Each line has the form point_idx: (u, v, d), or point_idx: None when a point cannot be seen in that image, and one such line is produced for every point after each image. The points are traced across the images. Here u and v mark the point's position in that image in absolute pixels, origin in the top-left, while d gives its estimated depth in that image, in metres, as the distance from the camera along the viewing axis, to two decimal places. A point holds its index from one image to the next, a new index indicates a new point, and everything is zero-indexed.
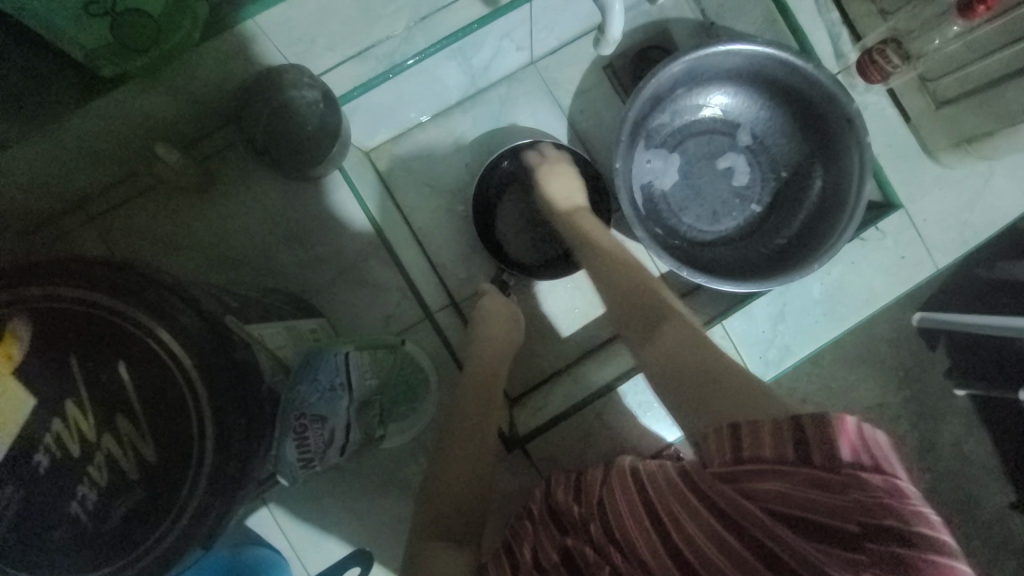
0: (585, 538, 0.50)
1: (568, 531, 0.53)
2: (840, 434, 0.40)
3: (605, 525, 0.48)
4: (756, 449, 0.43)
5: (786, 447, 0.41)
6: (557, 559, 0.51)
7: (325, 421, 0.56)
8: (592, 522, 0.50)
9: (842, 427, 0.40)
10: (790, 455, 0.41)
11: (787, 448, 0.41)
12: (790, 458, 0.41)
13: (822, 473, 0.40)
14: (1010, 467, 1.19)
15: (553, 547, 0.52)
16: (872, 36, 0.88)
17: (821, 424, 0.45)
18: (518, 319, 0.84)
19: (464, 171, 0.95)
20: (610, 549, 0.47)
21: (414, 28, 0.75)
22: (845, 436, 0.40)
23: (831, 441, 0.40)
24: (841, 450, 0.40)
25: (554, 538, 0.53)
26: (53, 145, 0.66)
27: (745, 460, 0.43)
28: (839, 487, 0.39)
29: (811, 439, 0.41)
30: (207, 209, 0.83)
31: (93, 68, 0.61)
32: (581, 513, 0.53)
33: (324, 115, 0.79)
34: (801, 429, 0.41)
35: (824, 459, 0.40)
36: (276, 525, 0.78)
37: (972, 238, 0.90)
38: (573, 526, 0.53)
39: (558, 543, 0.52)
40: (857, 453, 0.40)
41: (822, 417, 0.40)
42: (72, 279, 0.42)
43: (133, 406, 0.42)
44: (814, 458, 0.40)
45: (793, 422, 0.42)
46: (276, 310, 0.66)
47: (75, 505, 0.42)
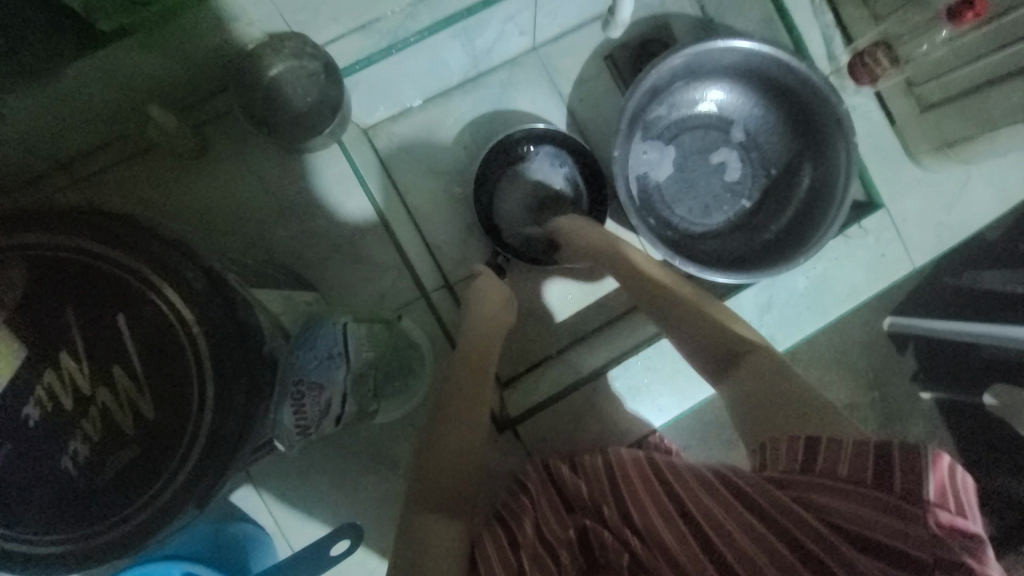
0: (591, 511, 0.56)
1: (575, 510, 0.58)
2: (933, 473, 0.44)
3: (622, 513, 0.53)
4: (830, 466, 0.48)
5: (865, 474, 0.46)
6: (571, 536, 0.55)
7: (321, 389, 0.55)
8: (603, 503, 0.55)
9: (936, 464, 0.45)
10: (868, 480, 0.46)
11: (866, 474, 0.46)
12: (870, 483, 0.46)
13: (900, 499, 0.45)
14: (969, 467, 1.25)
15: (562, 526, 0.56)
16: (862, 40, 0.92)
17: (899, 454, 0.45)
18: (511, 300, 0.84)
19: (463, 152, 0.94)
20: (628, 533, 0.52)
21: (420, 5, 0.75)
22: (936, 473, 0.44)
23: (921, 474, 0.44)
24: (929, 485, 0.44)
25: (561, 515, 0.57)
26: (42, 99, 0.64)
27: (817, 473, 0.48)
28: (918, 519, 0.44)
29: (894, 470, 0.45)
30: (199, 177, 0.81)
31: (92, 20, 0.60)
32: (586, 492, 0.57)
33: (326, 87, 0.77)
34: (886, 456, 0.46)
35: (905, 489, 0.45)
36: (261, 500, 0.77)
37: (948, 239, 0.94)
38: (581, 504, 0.57)
39: (572, 522, 0.56)
40: (944, 489, 0.44)
41: (916, 452, 0.45)
42: (70, 228, 0.41)
43: (131, 360, 0.41)
44: (895, 487, 0.45)
45: (877, 448, 0.46)
46: (273, 279, 0.65)
47: (66, 460, 0.41)
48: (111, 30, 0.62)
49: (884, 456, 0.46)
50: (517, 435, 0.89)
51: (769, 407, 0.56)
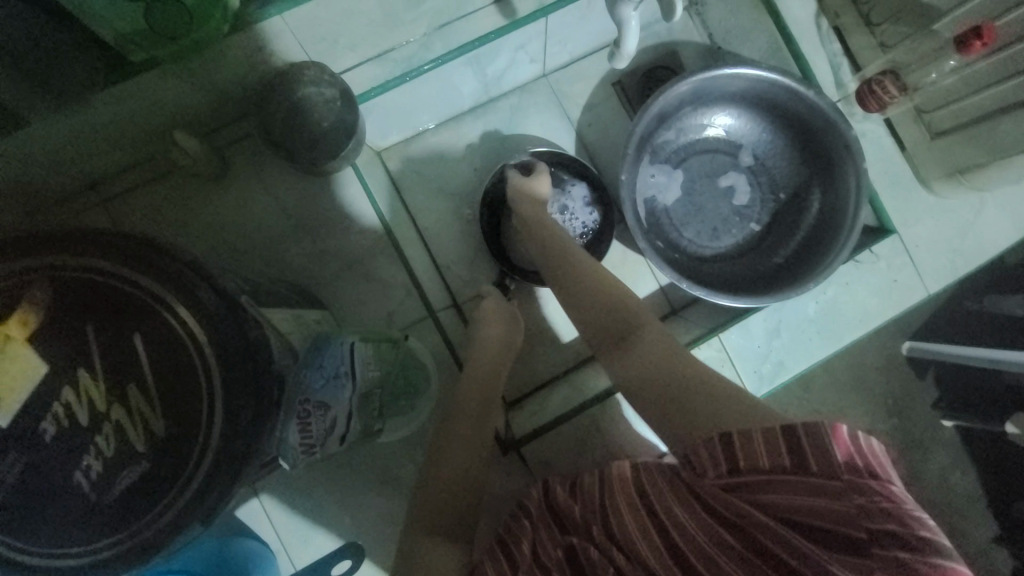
0: (585, 532, 0.55)
1: (568, 531, 0.57)
2: (833, 442, 0.45)
3: (607, 528, 0.53)
4: (754, 460, 0.48)
5: (784, 457, 0.47)
6: (560, 557, 0.54)
7: (327, 409, 0.56)
8: (593, 523, 0.54)
9: (835, 435, 0.46)
10: (792, 464, 0.47)
11: (784, 457, 0.47)
12: (790, 465, 0.47)
13: (821, 477, 0.45)
14: (994, 500, 1.20)
15: (555, 545, 0.55)
16: (869, 69, 0.93)
17: (804, 431, 0.47)
18: (516, 319, 0.83)
19: (472, 175, 0.97)
20: (612, 550, 0.51)
21: (432, 35, 0.77)
22: (837, 442, 0.45)
23: (826, 446, 0.45)
24: (835, 455, 0.45)
25: (555, 536, 0.56)
26: (74, 124, 0.68)
27: (745, 470, 0.48)
28: (840, 491, 0.45)
29: (807, 450, 0.46)
30: (218, 198, 0.84)
31: (124, 51, 0.63)
32: (580, 511, 0.56)
33: (341, 113, 0.79)
34: (795, 436, 0.47)
35: (821, 465, 0.46)
36: (266, 516, 0.77)
37: (963, 266, 0.93)
38: (574, 525, 0.56)
39: (560, 541, 0.55)
40: (852, 460, 0.45)
41: (814, 426, 0.46)
42: (95, 250, 0.43)
43: (145, 378, 0.43)
44: (812, 464, 0.46)
45: (787, 431, 0.47)
46: (284, 298, 0.67)
47: (79, 475, 0.42)
48: (141, 61, 0.64)
49: (792, 438, 0.47)
50: (523, 456, 0.88)
51: (710, 412, 0.55)
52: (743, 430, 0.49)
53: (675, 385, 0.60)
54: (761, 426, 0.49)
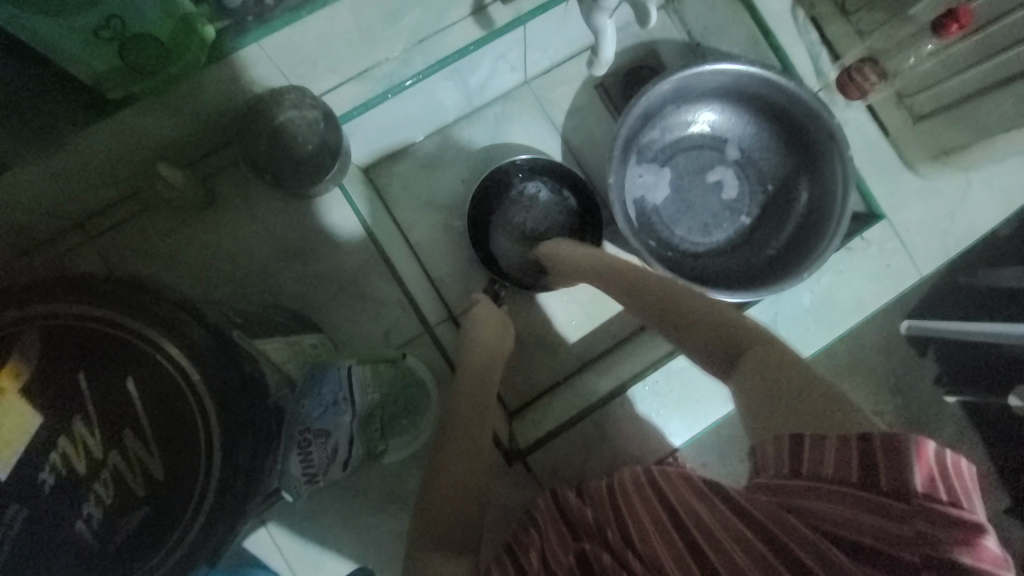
0: (598, 540, 0.53)
1: (580, 537, 0.56)
2: (917, 461, 0.42)
3: (622, 533, 0.52)
4: (818, 467, 0.46)
5: (852, 472, 0.44)
6: (571, 562, 0.53)
7: (328, 435, 0.56)
8: (606, 527, 0.54)
9: (919, 453, 0.42)
10: (855, 478, 0.44)
11: (852, 472, 0.44)
12: (857, 481, 0.44)
13: (888, 497, 0.43)
14: (1002, 472, 1.21)
15: (565, 553, 0.54)
16: (849, 56, 0.93)
17: (882, 445, 0.43)
18: (508, 327, 0.83)
19: (460, 186, 0.96)
20: (625, 551, 0.50)
21: (412, 50, 0.77)
22: (920, 462, 0.42)
23: (905, 464, 0.42)
24: (914, 476, 0.42)
25: (566, 543, 0.55)
26: (56, 165, 0.67)
27: (805, 476, 0.46)
28: (904, 515, 0.42)
29: (880, 464, 0.43)
30: (207, 227, 0.84)
31: (101, 90, 0.63)
32: (591, 517, 0.56)
33: (324, 134, 0.80)
34: (870, 453, 0.44)
35: (892, 485, 0.43)
36: (275, 544, 0.77)
37: (954, 246, 0.93)
38: (587, 531, 0.55)
39: (571, 549, 0.54)
40: (931, 481, 0.42)
41: (895, 441, 0.43)
42: (81, 296, 0.42)
43: (141, 421, 0.43)
44: (882, 483, 0.43)
45: (861, 441, 0.44)
46: (278, 325, 0.67)
47: (80, 524, 0.42)
48: (119, 98, 0.64)
49: (868, 450, 0.44)
50: (527, 465, 0.88)
51: (806, 409, 0.50)
52: (807, 434, 0.47)
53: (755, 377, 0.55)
54: (845, 431, 0.46)
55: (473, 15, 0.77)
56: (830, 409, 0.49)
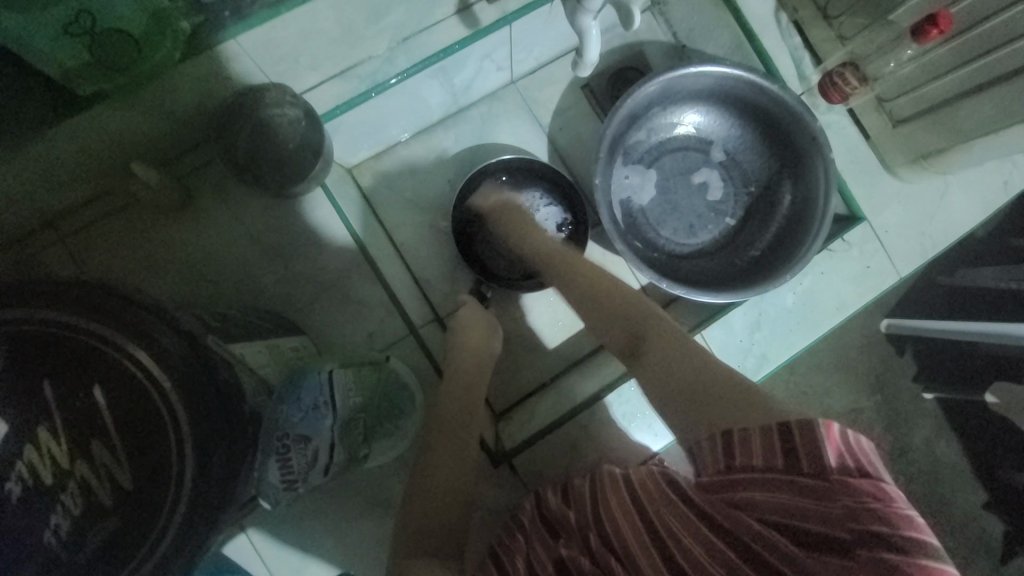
0: (579, 544, 0.54)
1: (560, 537, 0.57)
2: (824, 438, 0.48)
3: (602, 537, 0.53)
4: (748, 459, 0.51)
5: (776, 458, 0.50)
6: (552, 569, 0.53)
7: (308, 441, 0.55)
8: (588, 531, 0.55)
9: (828, 432, 0.48)
10: (778, 462, 0.49)
11: (777, 457, 0.50)
12: (782, 465, 0.49)
13: (811, 476, 0.48)
14: (978, 466, 1.24)
15: (547, 558, 0.55)
16: (830, 61, 0.94)
17: (797, 430, 0.49)
18: (495, 330, 0.83)
19: (446, 186, 0.96)
20: (608, 560, 0.51)
21: (395, 49, 0.76)
22: (828, 440, 0.48)
23: (818, 446, 0.48)
24: (827, 454, 0.48)
25: (548, 546, 0.56)
26: (24, 164, 0.65)
27: (736, 468, 0.51)
28: (827, 492, 0.47)
29: (800, 447, 0.49)
30: (185, 227, 0.82)
31: (69, 86, 0.60)
32: (573, 518, 0.57)
33: (306, 133, 0.77)
34: (790, 436, 0.49)
35: (811, 466, 0.48)
36: (256, 550, 0.75)
37: (933, 248, 0.95)
38: (567, 534, 0.57)
39: (552, 554, 0.55)
40: (841, 456, 0.48)
41: (808, 423, 0.49)
42: (43, 299, 0.41)
43: (110, 430, 0.41)
44: (805, 465, 0.48)
45: (783, 429, 0.50)
46: (256, 328, 0.65)
47: (47, 536, 0.40)
48: (89, 94, 0.62)
49: (787, 436, 0.50)
50: (513, 468, 0.87)
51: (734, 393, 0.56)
52: (743, 428, 0.53)
53: (685, 378, 0.62)
54: (773, 422, 0.52)
55: (458, 13, 0.76)
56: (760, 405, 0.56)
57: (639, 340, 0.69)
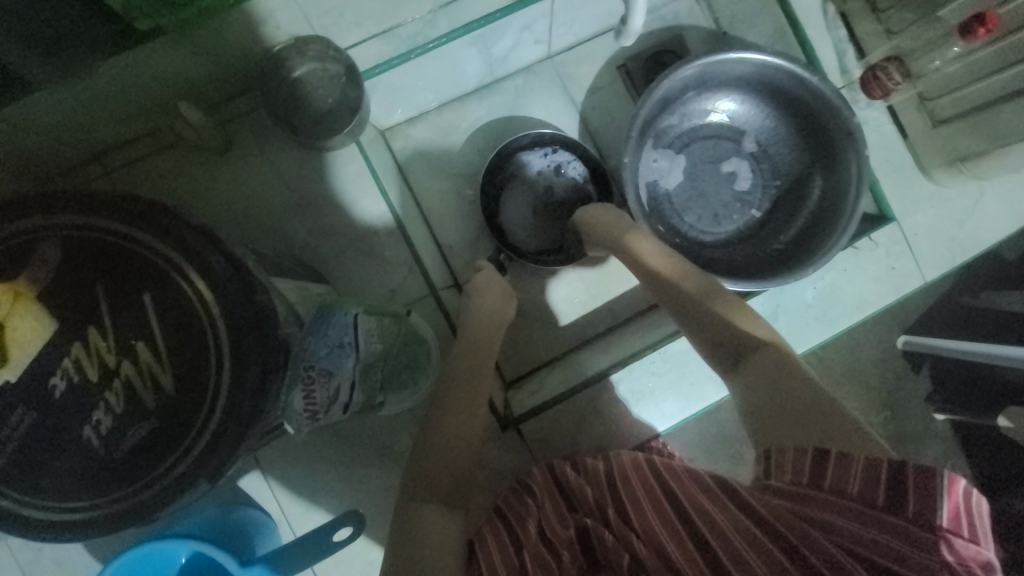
0: (596, 516, 0.59)
1: (577, 510, 0.61)
2: (950, 496, 0.47)
3: (622, 513, 0.57)
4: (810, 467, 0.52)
5: (878, 494, 0.49)
6: (571, 536, 0.58)
7: (331, 377, 0.57)
8: (606, 507, 0.59)
9: (953, 490, 0.47)
10: (880, 501, 0.49)
11: (879, 494, 0.49)
12: (881, 504, 0.49)
13: (914, 525, 0.47)
14: (983, 492, 1.23)
15: (566, 526, 0.59)
16: (874, 54, 0.93)
17: (916, 477, 0.48)
18: (513, 297, 0.85)
19: (476, 155, 0.97)
20: (630, 538, 0.55)
21: (438, 12, 0.77)
22: (951, 499, 0.47)
23: (941, 498, 0.47)
24: (946, 513, 0.47)
25: (563, 516, 0.61)
26: (80, 95, 0.68)
27: (828, 490, 0.51)
28: (928, 543, 0.47)
29: (908, 492, 0.48)
30: (222, 172, 0.84)
31: (129, 19, 0.63)
32: (590, 494, 0.61)
33: (345, 89, 0.80)
34: (900, 479, 0.49)
35: (918, 514, 0.48)
36: (268, 488, 0.79)
37: (960, 254, 0.94)
38: (586, 505, 0.61)
39: (572, 522, 0.60)
40: (958, 515, 0.47)
41: (936, 478, 0.48)
42: (103, 209, 0.43)
43: (154, 336, 0.44)
44: (908, 510, 0.48)
45: (891, 471, 0.49)
46: (289, 271, 0.67)
47: (89, 429, 0.43)
48: (148, 28, 0.64)
49: (899, 475, 0.49)
50: (520, 434, 0.89)
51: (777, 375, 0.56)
52: (844, 450, 0.52)
53: None
54: (874, 455, 0.51)
55: None
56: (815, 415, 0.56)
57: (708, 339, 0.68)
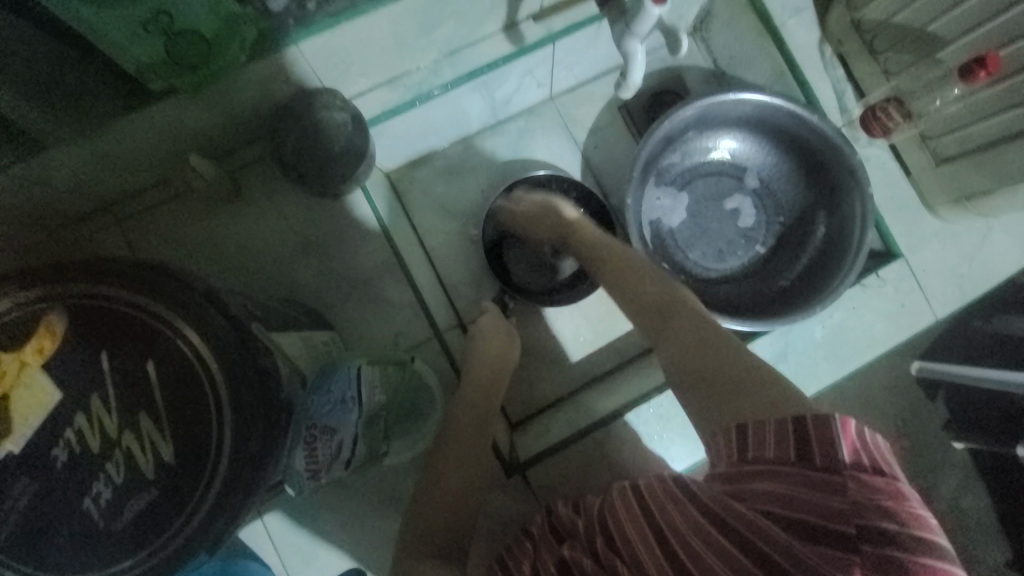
0: (584, 546, 0.53)
1: (564, 542, 0.56)
2: (841, 436, 0.46)
3: (611, 545, 0.51)
4: (760, 449, 0.49)
5: (790, 450, 0.48)
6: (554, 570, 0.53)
7: (334, 432, 0.56)
8: (593, 534, 0.53)
9: (843, 428, 0.46)
10: (792, 457, 0.47)
11: (791, 451, 0.48)
12: (793, 459, 0.47)
13: (823, 470, 0.46)
14: (1008, 524, 1.19)
15: (550, 559, 0.55)
16: (874, 95, 0.94)
17: (812, 423, 0.47)
18: (513, 336, 0.83)
19: (479, 195, 0.98)
20: (613, 562, 0.50)
21: (443, 61, 0.80)
22: (845, 436, 0.46)
23: (833, 440, 0.46)
24: (841, 449, 0.46)
25: (552, 549, 0.56)
26: (93, 151, 0.69)
27: (751, 460, 0.49)
28: (836, 487, 0.45)
29: (814, 445, 0.47)
30: (230, 218, 0.85)
31: (143, 81, 0.64)
32: (581, 523, 0.56)
33: (352, 137, 0.80)
34: (802, 429, 0.48)
35: (825, 460, 0.46)
36: (269, 537, 0.77)
37: (972, 291, 0.93)
38: (572, 534, 0.56)
39: (555, 554, 0.55)
40: (856, 452, 0.46)
41: (822, 418, 0.47)
42: (109, 278, 0.44)
43: (157, 406, 0.43)
44: (817, 458, 0.46)
45: (795, 423, 0.48)
46: (293, 319, 0.68)
47: (88, 502, 0.43)
48: (160, 89, 0.66)
49: (801, 425, 0.48)
50: (525, 479, 0.88)
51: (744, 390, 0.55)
52: (759, 420, 0.51)
53: None
54: (789, 413, 0.50)
55: (504, 31, 0.79)
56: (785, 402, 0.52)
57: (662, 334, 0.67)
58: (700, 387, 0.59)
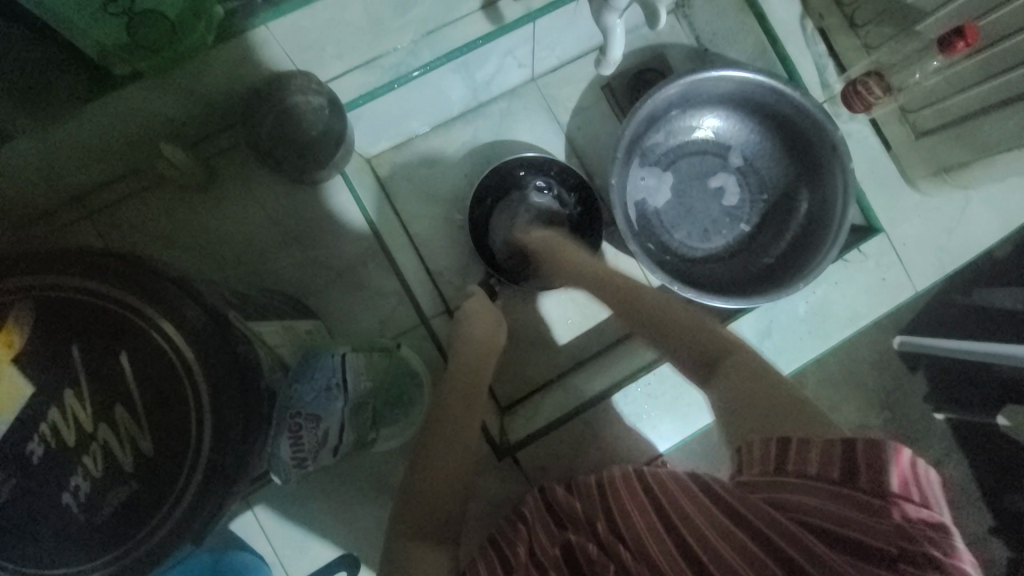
0: (588, 532, 0.55)
1: (567, 528, 0.57)
2: (894, 463, 0.47)
3: (612, 526, 0.53)
4: (803, 465, 0.49)
5: (835, 469, 0.48)
6: (557, 554, 0.53)
7: (318, 421, 0.56)
8: (596, 523, 0.55)
9: (898, 456, 0.47)
10: (836, 475, 0.48)
11: (836, 470, 0.48)
12: (838, 478, 0.48)
13: (867, 493, 0.46)
14: (988, 490, 1.22)
15: (552, 543, 0.55)
16: (854, 69, 0.93)
17: (864, 448, 0.47)
18: (500, 319, 0.84)
19: (463, 180, 0.97)
20: (618, 548, 0.51)
21: (420, 41, 0.76)
22: (897, 464, 0.47)
23: (884, 466, 0.47)
24: (891, 477, 0.46)
25: (553, 534, 0.57)
26: (57, 140, 0.67)
27: (791, 472, 0.50)
28: (880, 510, 0.46)
29: (861, 463, 0.47)
30: (206, 208, 0.83)
31: (107, 65, 0.62)
32: (582, 511, 0.57)
33: (329, 120, 0.79)
34: (853, 450, 0.48)
35: (872, 484, 0.47)
36: (262, 529, 0.77)
37: (951, 262, 0.94)
38: (575, 523, 0.57)
39: (558, 539, 0.55)
40: (905, 481, 0.46)
41: (876, 445, 0.47)
42: (76, 269, 0.42)
43: (132, 398, 0.43)
44: (861, 481, 0.47)
45: (846, 444, 0.48)
46: (276, 310, 0.67)
47: (66, 496, 0.42)
48: (124, 73, 0.63)
49: (851, 448, 0.48)
50: (517, 461, 0.88)
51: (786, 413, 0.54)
52: (793, 433, 0.51)
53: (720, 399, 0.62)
54: (826, 436, 0.50)
55: (483, 9, 0.76)
56: (813, 420, 0.53)
57: (682, 349, 0.66)
58: (735, 398, 0.58)
